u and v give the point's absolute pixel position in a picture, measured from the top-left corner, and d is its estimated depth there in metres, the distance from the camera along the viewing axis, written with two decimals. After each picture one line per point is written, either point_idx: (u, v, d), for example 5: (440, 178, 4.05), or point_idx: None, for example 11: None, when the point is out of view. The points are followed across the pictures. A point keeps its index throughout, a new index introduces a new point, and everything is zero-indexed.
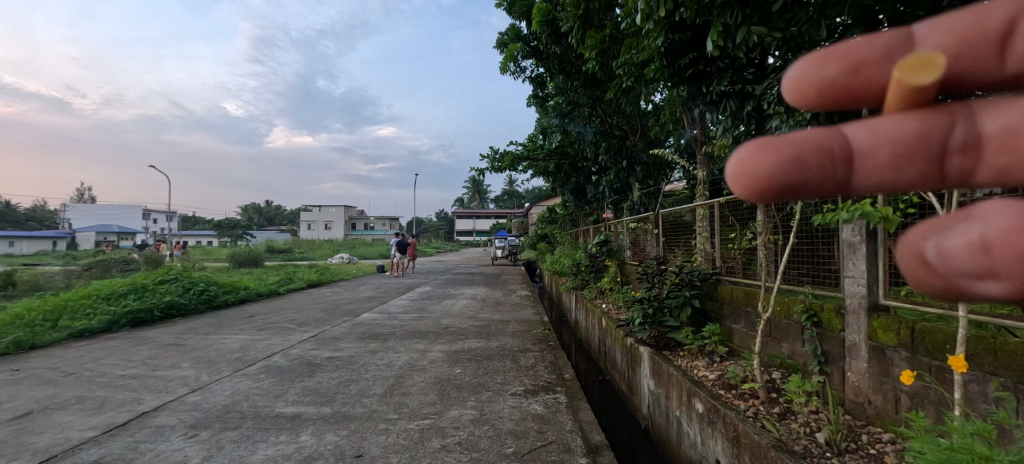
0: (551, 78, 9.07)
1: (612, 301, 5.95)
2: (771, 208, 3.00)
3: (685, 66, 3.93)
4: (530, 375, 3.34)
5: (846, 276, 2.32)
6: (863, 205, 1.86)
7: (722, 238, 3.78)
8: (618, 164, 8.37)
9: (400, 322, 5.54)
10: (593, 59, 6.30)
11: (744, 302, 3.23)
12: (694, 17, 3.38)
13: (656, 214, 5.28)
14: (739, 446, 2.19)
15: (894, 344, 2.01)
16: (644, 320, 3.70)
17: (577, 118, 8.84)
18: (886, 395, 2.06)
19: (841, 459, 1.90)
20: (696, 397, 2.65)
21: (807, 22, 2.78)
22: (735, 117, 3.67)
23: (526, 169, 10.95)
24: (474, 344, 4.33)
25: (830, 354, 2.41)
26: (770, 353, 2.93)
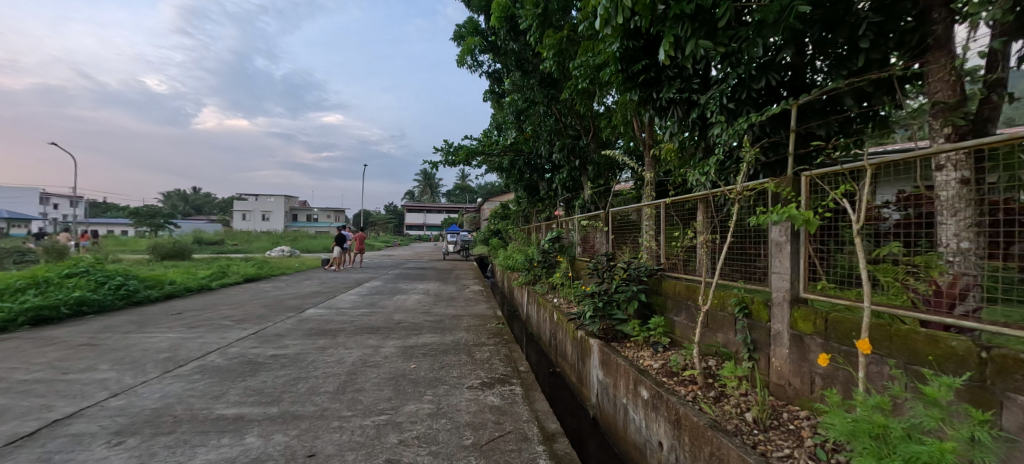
0: (508, 75, 9.17)
1: (563, 295, 6.13)
2: (711, 210, 3.27)
3: (637, 73, 4.13)
4: (485, 368, 3.38)
5: (773, 272, 2.58)
6: (790, 209, 2.09)
7: (666, 236, 4.03)
8: (570, 163, 8.65)
9: (350, 317, 5.37)
10: (551, 59, 6.43)
11: (685, 295, 3.49)
12: (648, 26, 3.57)
13: (606, 213, 5.52)
14: (679, 428, 2.37)
15: (811, 332, 2.27)
16: (595, 313, 3.91)
17: (532, 116, 9.01)
18: (804, 377, 2.33)
19: (766, 435, 2.12)
20: (642, 385, 2.83)
21: (747, 40, 3.05)
22: (682, 124, 3.94)
23: (480, 164, 10.98)
24: (429, 338, 4.30)
25: (758, 342, 2.69)
26: (707, 342, 3.19)
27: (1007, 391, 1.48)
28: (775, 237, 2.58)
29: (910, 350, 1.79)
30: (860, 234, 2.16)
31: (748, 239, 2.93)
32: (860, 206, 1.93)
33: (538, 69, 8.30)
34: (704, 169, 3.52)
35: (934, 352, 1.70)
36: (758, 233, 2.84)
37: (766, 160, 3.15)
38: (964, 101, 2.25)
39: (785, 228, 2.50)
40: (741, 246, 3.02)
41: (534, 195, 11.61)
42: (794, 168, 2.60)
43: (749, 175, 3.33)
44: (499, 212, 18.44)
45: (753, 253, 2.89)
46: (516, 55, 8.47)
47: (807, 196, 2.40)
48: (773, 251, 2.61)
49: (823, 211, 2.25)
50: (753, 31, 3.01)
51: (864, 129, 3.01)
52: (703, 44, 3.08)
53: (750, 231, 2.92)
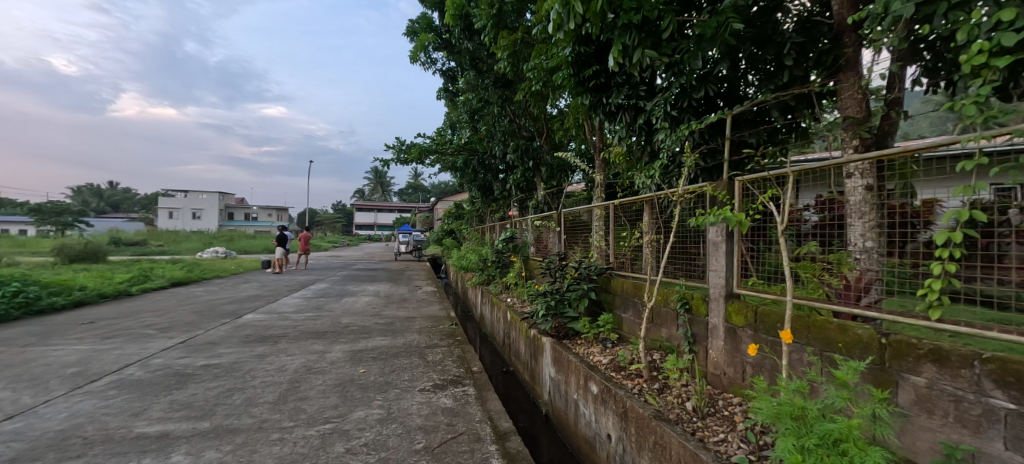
0: (463, 74, 9.13)
1: (516, 295, 6.19)
2: (656, 211, 3.43)
3: (588, 78, 4.27)
4: (438, 370, 3.33)
5: (711, 270, 2.76)
6: (725, 211, 2.27)
7: (615, 236, 4.18)
8: (524, 164, 8.76)
9: (293, 322, 5.08)
10: (505, 60, 6.49)
11: (632, 292, 3.65)
12: (598, 34, 3.70)
13: (559, 213, 5.64)
14: (626, 420, 2.48)
15: (743, 324, 2.46)
16: (547, 311, 4.00)
17: (486, 116, 9.03)
18: (736, 366, 2.52)
19: (703, 422, 2.27)
20: (592, 380, 2.93)
21: (688, 52, 3.25)
22: (630, 129, 4.12)
23: (434, 163, 10.82)
24: (379, 342, 4.17)
25: (697, 335, 2.88)
26: (652, 337, 3.35)
27: (902, 371, 1.69)
28: (713, 237, 2.77)
29: (824, 338, 2.00)
30: (785, 235, 2.37)
31: (689, 239, 3.11)
32: (784, 210, 2.12)
33: (492, 70, 8.35)
34: (650, 172, 3.71)
35: (844, 339, 1.91)
36: (697, 233, 3.03)
37: (705, 165, 3.36)
38: (869, 117, 2.55)
39: (720, 229, 2.69)
40: (682, 246, 3.20)
41: (488, 195, 11.62)
42: (729, 174, 2.80)
43: (689, 179, 3.55)
44: (453, 212, 18.25)
45: (693, 252, 3.08)
46: (470, 54, 8.45)
47: (740, 199, 2.60)
48: (711, 250, 2.80)
49: (753, 213, 2.44)
50: (694, 43, 3.21)
51: (788, 140, 3.31)
52: (648, 53, 3.25)
53: (690, 232, 3.11)
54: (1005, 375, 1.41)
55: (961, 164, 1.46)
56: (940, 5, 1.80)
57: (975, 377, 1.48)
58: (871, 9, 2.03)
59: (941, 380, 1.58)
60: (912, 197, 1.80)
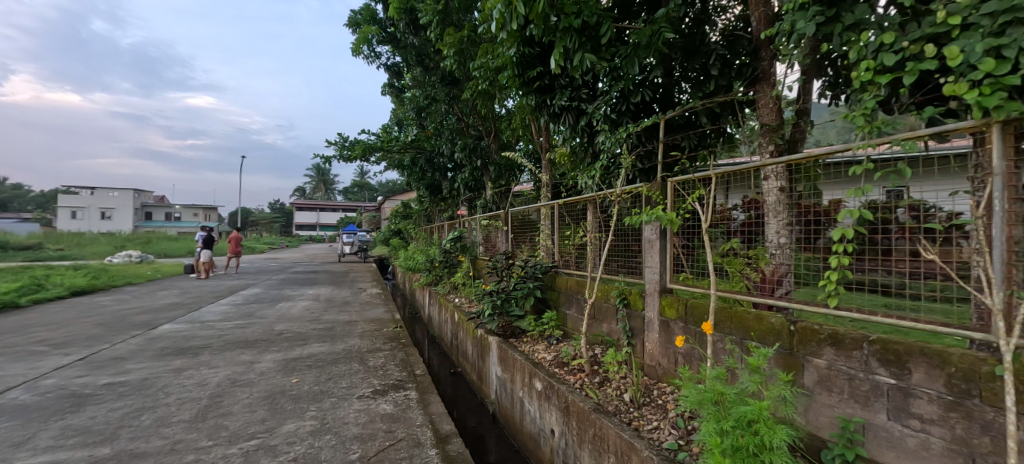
0: (409, 70, 8.91)
1: (464, 295, 6.15)
2: (597, 210, 3.55)
3: (533, 79, 4.33)
4: (379, 375, 3.22)
5: (647, 266, 2.90)
6: (657, 211, 2.40)
7: (559, 235, 4.27)
8: (472, 163, 8.72)
9: (218, 331, 4.68)
10: (451, 58, 6.41)
11: (576, 289, 3.74)
12: (541, 35, 3.77)
13: (506, 212, 5.68)
14: (568, 414, 2.54)
15: (675, 317, 2.61)
16: (493, 310, 4.03)
17: (433, 113, 8.88)
18: (670, 357, 2.66)
19: (639, 411, 2.39)
20: (536, 377, 2.97)
21: (626, 58, 3.39)
22: (573, 130, 4.24)
23: (379, 161, 10.46)
24: (316, 348, 3.96)
25: (635, 329, 3.02)
26: (594, 333, 3.46)
27: (806, 355, 1.87)
28: (648, 235, 2.91)
29: (743, 327, 2.18)
30: (713, 233, 2.54)
31: (628, 237, 3.25)
32: (708, 210, 2.29)
33: (439, 67, 8.23)
34: (591, 172, 3.82)
35: (760, 328, 2.08)
36: (635, 232, 3.17)
37: (641, 167, 3.53)
38: (782, 125, 2.81)
39: (655, 227, 2.83)
40: (622, 244, 3.33)
41: (436, 194, 11.44)
42: (662, 175, 2.96)
43: (627, 179, 3.71)
44: (400, 212, 17.74)
45: (631, 250, 3.21)
46: (416, 50, 8.27)
47: (672, 200, 2.76)
48: (647, 248, 2.93)
49: (683, 213, 2.59)
50: (630, 50, 3.36)
51: (715, 144, 3.55)
52: (588, 58, 3.36)
53: (629, 230, 3.24)
54: (886, 354, 1.61)
55: (853, 169, 1.65)
56: (836, 26, 2.01)
57: (865, 357, 1.67)
58: (781, 26, 2.22)
59: (837, 361, 1.76)
60: (818, 198, 1.98)
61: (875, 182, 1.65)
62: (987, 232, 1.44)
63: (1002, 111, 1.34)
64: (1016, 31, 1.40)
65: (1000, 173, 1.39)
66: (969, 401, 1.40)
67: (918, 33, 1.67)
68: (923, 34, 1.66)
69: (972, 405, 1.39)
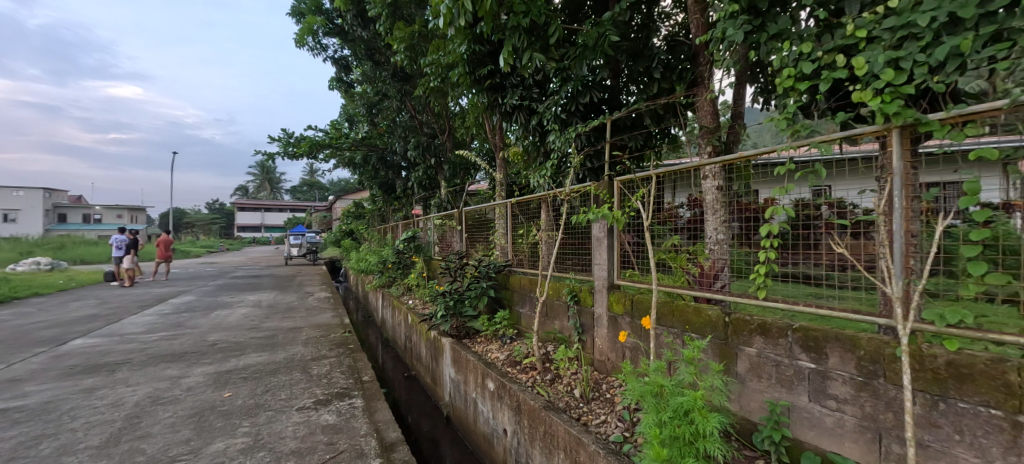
0: (358, 64, 8.58)
1: (418, 296, 6.01)
2: (548, 209, 3.58)
3: (484, 77, 4.31)
4: (322, 384, 3.07)
5: (595, 264, 2.97)
6: (603, 210, 2.49)
7: (512, 235, 4.27)
8: (426, 161, 8.54)
9: (141, 345, 4.27)
10: (402, 53, 6.23)
11: (528, 288, 3.77)
12: (490, 33, 3.75)
13: (460, 212, 5.62)
14: (519, 413, 2.54)
15: (623, 313, 2.69)
16: (446, 311, 3.98)
17: (385, 110, 8.62)
18: (617, 352, 2.73)
19: (588, 406, 2.44)
20: (488, 377, 2.95)
21: (575, 59, 3.46)
22: (525, 129, 4.26)
23: (327, 158, 10.00)
24: (254, 359, 3.71)
25: (585, 325, 3.07)
26: (546, 330, 3.50)
27: (739, 344, 1.99)
28: (597, 233, 2.97)
29: (683, 320, 2.29)
30: (659, 230, 2.63)
31: (578, 235, 3.30)
32: (650, 208, 2.39)
33: (390, 62, 7.98)
34: (543, 171, 3.86)
35: (698, 320, 2.19)
36: (584, 230, 3.23)
37: (590, 166, 3.62)
38: (718, 128, 2.98)
39: (603, 225, 2.90)
40: (572, 241, 3.38)
41: (389, 194, 11.14)
42: (609, 174, 3.03)
43: (577, 178, 3.77)
44: (352, 212, 17.07)
45: (581, 248, 3.27)
46: (366, 43, 7.97)
47: (618, 198, 2.84)
48: (596, 245, 3.00)
49: (629, 212, 2.67)
50: (578, 51, 3.43)
51: (660, 145, 3.70)
52: (537, 57, 3.39)
53: (579, 229, 3.30)
54: (807, 340, 1.73)
55: (777, 169, 1.77)
56: (762, 35, 2.15)
57: (789, 344, 1.79)
58: (714, 33, 2.34)
59: (766, 349, 1.88)
60: (751, 196, 2.10)
61: (797, 181, 1.78)
62: (889, 227, 1.59)
63: (899, 118, 1.49)
64: (910, 45, 1.54)
65: (899, 172, 1.54)
66: (875, 381, 1.54)
67: (831, 44, 1.81)
68: (836, 45, 1.80)
69: (879, 384, 1.53)
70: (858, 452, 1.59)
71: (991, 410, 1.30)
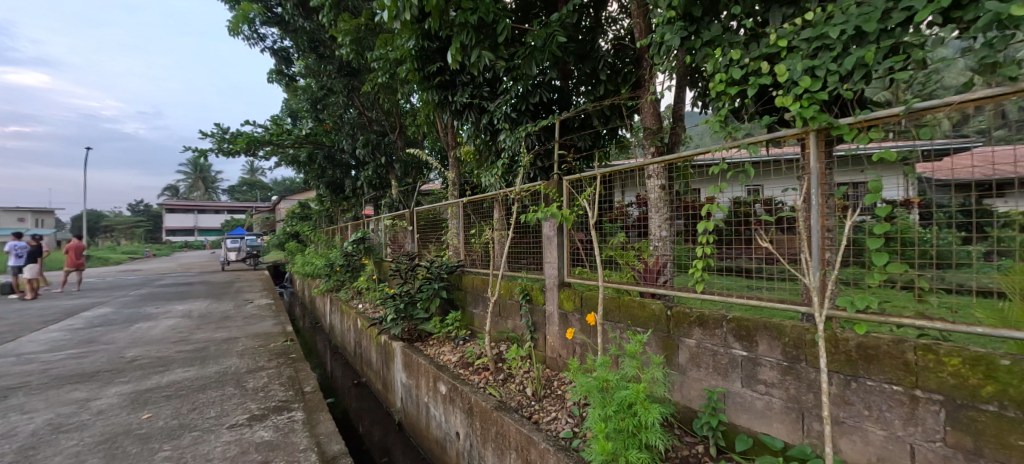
0: (300, 56, 8.12)
1: (367, 300, 5.79)
2: (500, 208, 3.56)
3: (434, 74, 4.23)
4: (259, 398, 2.87)
5: (546, 262, 2.99)
6: (552, 208, 2.56)
7: (465, 234, 4.22)
8: (376, 159, 8.25)
9: (43, 365, 3.78)
10: (347, 46, 5.95)
11: (481, 288, 3.74)
12: (439, 29, 3.68)
13: (411, 212, 5.48)
14: (471, 415, 2.51)
15: (572, 309, 2.73)
16: (396, 315, 3.87)
17: (331, 105, 8.23)
18: (568, 349, 2.76)
19: (539, 403, 2.46)
20: (440, 380, 2.89)
21: (524, 58, 3.48)
22: (476, 127, 4.23)
23: (268, 156, 9.40)
24: (180, 374, 3.40)
25: (537, 323, 3.09)
26: (499, 330, 3.48)
27: (681, 336, 2.08)
28: (548, 232, 3.00)
29: (629, 315, 2.36)
30: (609, 229, 2.70)
31: (529, 234, 3.31)
32: (596, 207, 2.45)
33: (335, 55, 7.62)
34: (493, 170, 3.84)
35: (643, 314, 2.27)
36: (535, 229, 3.25)
37: (540, 165, 3.65)
38: (660, 129, 3.10)
39: (553, 224, 2.94)
40: (524, 240, 3.39)
41: (338, 194, 10.65)
42: (558, 173, 3.07)
43: (528, 177, 3.80)
44: (297, 212, 16.15)
45: (532, 247, 3.29)
46: (308, 34, 7.53)
47: (568, 197, 2.88)
48: (546, 244, 3.02)
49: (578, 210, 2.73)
50: (527, 51, 3.45)
51: (607, 145, 3.79)
52: (486, 55, 3.38)
53: (530, 228, 3.31)
54: (740, 330, 1.84)
55: (711, 169, 1.88)
56: (696, 41, 2.26)
57: (724, 334, 1.90)
58: (654, 38, 2.44)
59: (704, 340, 1.98)
60: (689, 195, 2.20)
61: (729, 180, 1.89)
62: (809, 222, 1.72)
63: (816, 121, 1.61)
64: (825, 55, 1.67)
65: (815, 171, 1.68)
66: (798, 365, 1.66)
67: (757, 52, 1.94)
68: (761, 53, 1.93)
69: (801, 367, 1.66)
70: (784, 431, 1.71)
71: (894, 387, 1.44)
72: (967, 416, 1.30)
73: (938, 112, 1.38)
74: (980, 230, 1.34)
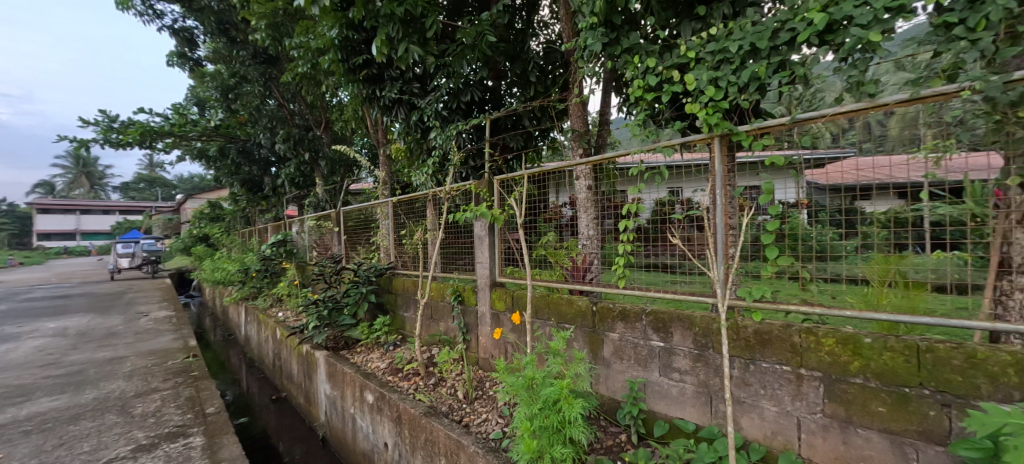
0: (208, 39, 7.33)
1: (288, 308, 5.35)
2: (431, 208, 3.47)
3: (360, 66, 4.02)
4: (149, 424, 2.52)
5: (478, 262, 2.97)
6: (481, 208, 2.60)
7: (395, 235, 4.06)
8: (298, 156, 7.59)
9: None
10: (262, 31, 5.46)
11: (411, 290, 3.63)
12: (363, 19, 3.51)
13: (337, 212, 5.18)
14: (400, 424, 2.41)
15: (504, 309, 2.74)
16: (319, 322, 3.64)
17: (245, 95, 7.52)
18: (500, 349, 2.76)
19: (471, 406, 2.43)
20: (366, 389, 2.75)
21: (455, 56, 3.44)
22: (406, 124, 4.09)
23: (169, 149, 8.37)
24: (47, 404, 2.89)
25: (469, 324, 3.05)
26: (431, 333, 3.39)
27: (605, 331, 2.16)
28: (479, 232, 2.99)
29: (558, 313, 2.41)
30: (540, 228, 2.74)
31: (461, 234, 3.27)
32: (525, 207, 2.48)
33: (249, 41, 6.99)
34: (424, 169, 3.74)
35: (571, 311, 2.33)
36: (467, 229, 3.21)
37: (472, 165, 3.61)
38: (587, 132, 3.21)
39: (484, 224, 2.92)
40: (455, 240, 3.33)
41: (256, 192, 9.48)
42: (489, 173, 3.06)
43: (460, 177, 3.75)
44: (206, 213, 14.52)
45: (464, 247, 3.24)
46: (217, 15, 6.89)
47: (499, 197, 2.88)
48: (478, 244, 3.00)
49: (508, 210, 2.74)
50: (458, 49, 3.41)
51: (539, 145, 3.85)
52: (414, 50, 3.27)
53: (461, 228, 3.27)
54: (657, 322, 1.96)
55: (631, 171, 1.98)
56: (617, 48, 2.37)
57: (644, 327, 2.01)
58: (579, 43, 2.52)
59: (626, 333, 2.07)
60: (612, 195, 2.29)
61: (647, 181, 2.00)
62: (715, 220, 1.88)
63: (719, 128, 1.76)
64: (726, 68, 1.83)
65: (720, 174, 1.83)
66: (706, 352, 1.80)
67: (670, 62, 2.07)
68: (673, 63, 2.06)
69: (709, 354, 1.79)
70: (696, 414, 1.84)
71: (784, 367, 1.61)
72: (839, 389, 1.48)
73: (816, 122, 1.56)
74: (851, 226, 1.54)
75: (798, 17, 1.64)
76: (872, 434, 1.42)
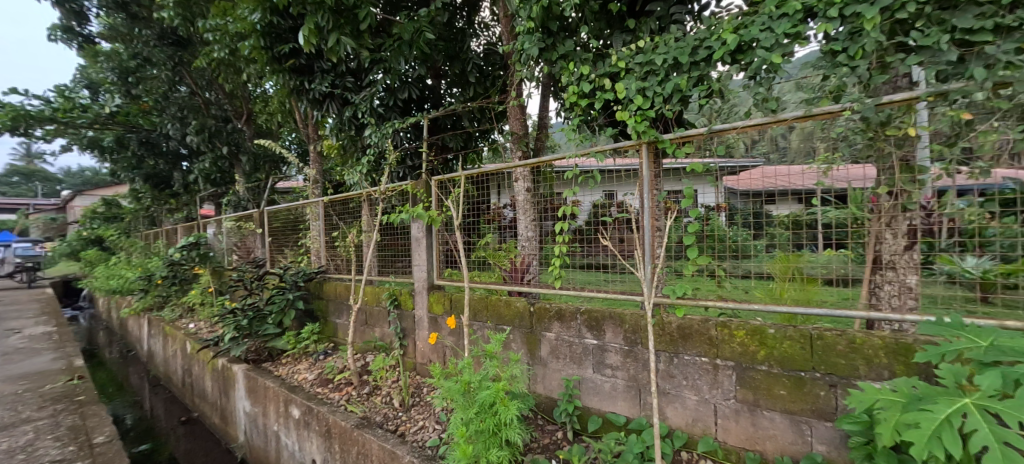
0: (102, 14, 6.44)
1: (201, 318, 4.84)
2: (365, 209, 3.31)
3: (286, 56, 3.74)
4: (16, 462, 2.15)
5: (415, 265, 2.89)
6: (418, 209, 2.56)
7: (326, 237, 3.83)
8: (215, 149, 6.87)
9: None
10: (170, 9, 4.89)
11: (344, 295, 3.44)
12: (289, 5, 3.27)
13: (261, 212, 4.78)
14: (329, 438, 2.27)
15: (442, 312, 2.69)
16: (238, 333, 3.32)
17: (149, 80, 6.72)
18: (439, 353, 2.70)
19: (407, 414, 2.35)
20: (292, 403, 2.56)
21: (392, 51, 3.33)
22: (339, 120, 3.87)
23: (51, 137, 7.24)
24: None
25: (406, 329, 2.96)
26: (366, 339, 3.24)
27: (542, 330, 2.20)
28: (416, 233, 2.91)
29: (496, 314, 2.41)
30: (478, 229, 2.73)
31: (397, 236, 3.15)
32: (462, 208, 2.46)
33: (154, 19, 6.24)
34: (357, 168, 3.56)
35: (509, 312, 2.34)
36: (403, 230, 3.11)
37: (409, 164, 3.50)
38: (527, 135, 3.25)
39: (421, 225, 2.85)
40: (391, 242, 3.21)
41: (162, 188, 8.48)
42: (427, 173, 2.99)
43: (397, 177, 3.62)
44: (99, 212, 12.70)
45: (400, 249, 3.14)
46: None
47: (436, 198, 2.83)
48: (415, 246, 2.92)
49: (446, 211, 2.69)
50: (394, 44, 3.31)
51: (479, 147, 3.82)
52: (345, 42, 3.11)
53: (397, 229, 3.16)
54: (591, 321, 2.03)
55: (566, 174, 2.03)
56: (553, 53, 2.43)
57: (578, 325, 2.07)
58: (517, 46, 2.55)
59: (562, 332, 2.13)
60: (549, 198, 2.34)
61: (581, 184, 2.07)
62: (643, 222, 1.98)
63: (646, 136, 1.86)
64: (652, 79, 1.95)
65: (647, 178, 1.93)
66: (635, 348, 1.90)
67: (602, 70, 2.16)
68: (605, 71, 2.15)
69: (638, 350, 1.89)
70: (626, 407, 1.93)
71: (702, 358, 1.74)
72: (749, 376, 1.63)
73: (729, 133, 1.71)
74: (758, 227, 1.69)
75: (714, 36, 1.78)
76: (775, 415, 1.57)
